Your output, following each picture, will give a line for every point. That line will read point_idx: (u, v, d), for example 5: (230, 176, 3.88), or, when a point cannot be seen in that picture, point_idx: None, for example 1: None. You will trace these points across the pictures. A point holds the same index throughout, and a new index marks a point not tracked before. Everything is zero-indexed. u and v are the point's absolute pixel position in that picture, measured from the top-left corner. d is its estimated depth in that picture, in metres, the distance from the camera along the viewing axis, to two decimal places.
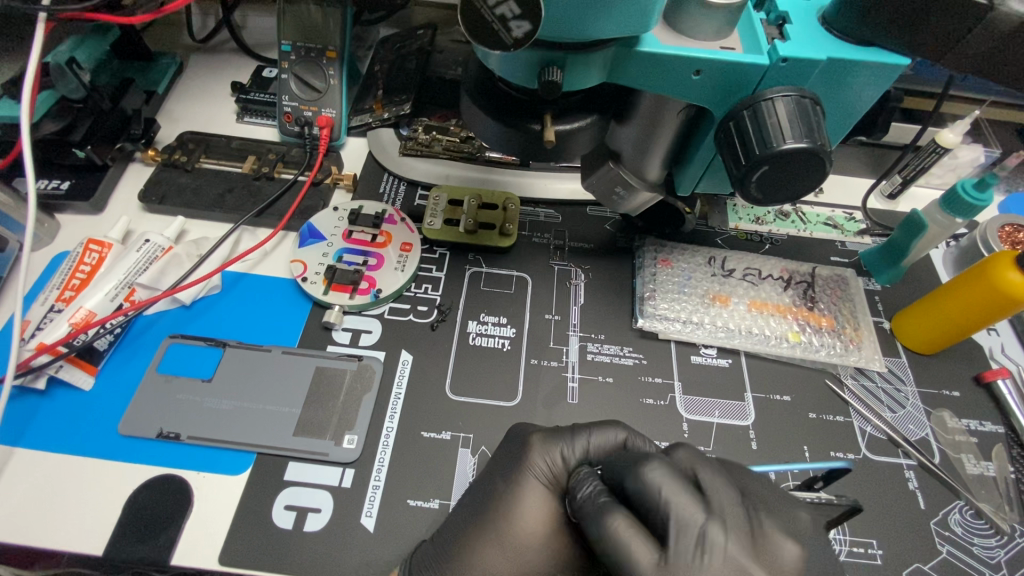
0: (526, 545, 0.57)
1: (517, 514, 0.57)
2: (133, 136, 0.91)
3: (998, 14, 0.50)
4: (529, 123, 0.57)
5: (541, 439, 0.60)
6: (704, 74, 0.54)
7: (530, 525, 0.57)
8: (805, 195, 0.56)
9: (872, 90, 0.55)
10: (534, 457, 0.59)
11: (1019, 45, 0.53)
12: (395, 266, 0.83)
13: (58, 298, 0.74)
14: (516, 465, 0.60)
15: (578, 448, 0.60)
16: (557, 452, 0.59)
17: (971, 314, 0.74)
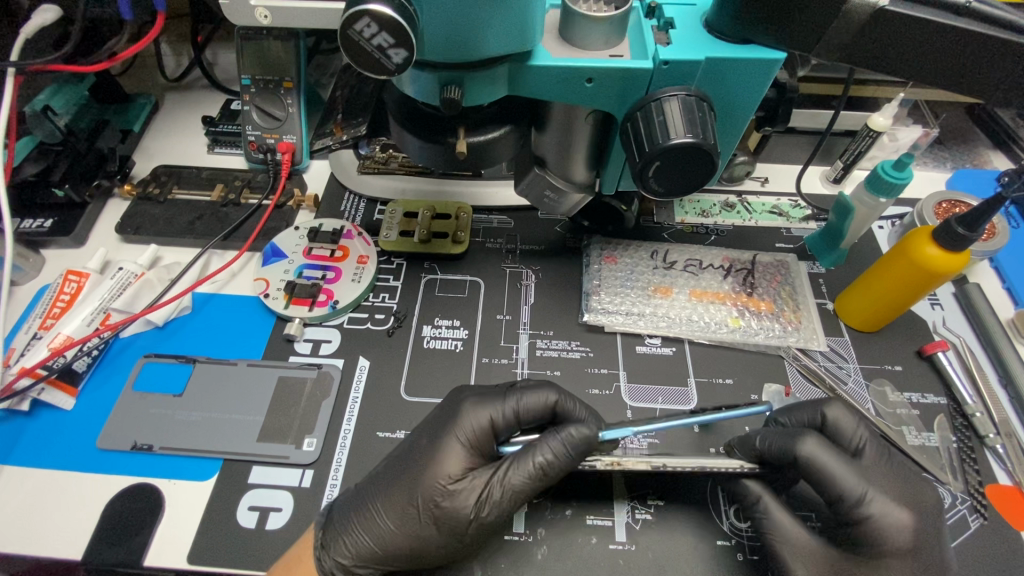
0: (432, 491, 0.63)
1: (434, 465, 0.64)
2: (110, 173, 0.97)
3: (851, 7, 0.57)
4: (445, 138, 0.62)
5: (472, 395, 0.69)
6: (597, 81, 0.59)
7: (441, 475, 0.63)
8: (703, 183, 0.60)
9: (756, 83, 0.59)
10: (464, 414, 0.66)
11: (881, 30, 0.59)
12: (351, 278, 0.88)
13: (40, 326, 0.81)
14: (448, 423, 0.66)
15: (506, 404, 0.68)
16: (484, 403, 0.67)
17: (900, 289, 0.77)
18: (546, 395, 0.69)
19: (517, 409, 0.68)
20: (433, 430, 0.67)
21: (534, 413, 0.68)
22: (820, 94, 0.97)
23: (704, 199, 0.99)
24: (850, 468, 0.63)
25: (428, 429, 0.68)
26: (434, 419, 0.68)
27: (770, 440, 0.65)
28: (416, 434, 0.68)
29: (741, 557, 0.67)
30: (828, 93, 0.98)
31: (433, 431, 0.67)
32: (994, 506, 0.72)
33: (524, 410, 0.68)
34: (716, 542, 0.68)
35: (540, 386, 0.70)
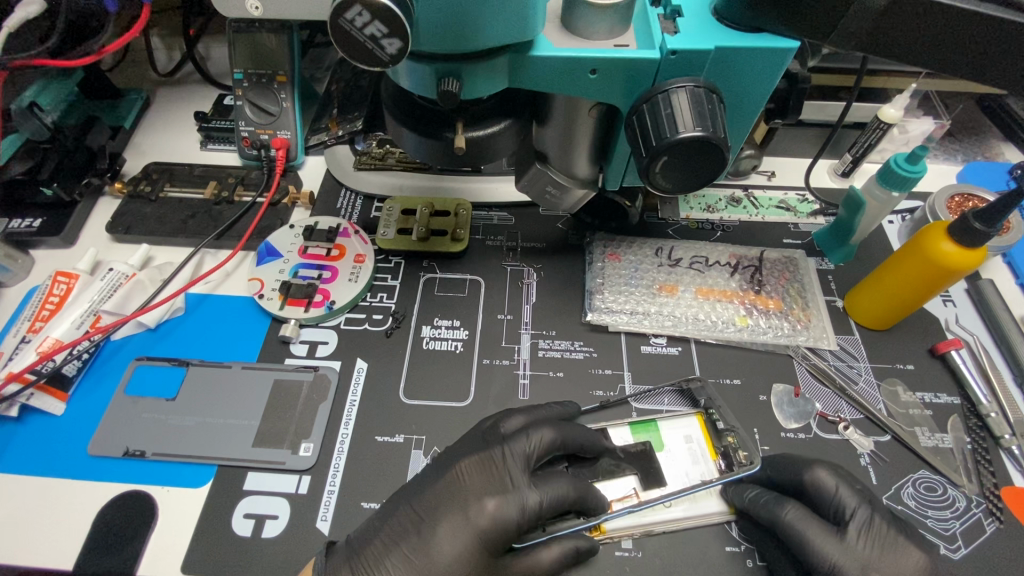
0: (434, 564, 0.59)
1: (434, 545, 0.60)
2: (100, 171, 0.95)
3: None
4: (442, 132, 0.60)
5: (495, 496, 0.62)
6: (601, 72, 0.56)
7: (444, 552, 0.60)
8: (712, 179, 0.58)
9: (767, 74, 0.57)
10: (480, 501, 0.62)
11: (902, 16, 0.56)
12: (348, 278, 0.86)
13: (29, 329, 0.79)
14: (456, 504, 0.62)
15: (531, 501, 0.63)
16: (511, 508, 0.62)
17: (914, 287, 0.74)
18: (568, 480, 0.65)
19: (543, 504, 0.63)
20: (455, 536, 0.60)
21: (558, 505, 0.64)
22: (829, 86, 0.95)
23: (709, 193, 0.96)
24: (827, 536, 0.61)
25: (447, 531, 0.61)
26: (454, 519, 0.61)
27: (756, 497, 0.65)
28: (429, 528, 0.61)
29: (751, 563, 0.66)
30: (838, 84, 0.96)
31: (454, 536, 0.60)
32: (1010, 510, 0.70)
33: (549, 505, 0.63)
34: (725, 548, 0.67)
35: (557, 478, 0.65)
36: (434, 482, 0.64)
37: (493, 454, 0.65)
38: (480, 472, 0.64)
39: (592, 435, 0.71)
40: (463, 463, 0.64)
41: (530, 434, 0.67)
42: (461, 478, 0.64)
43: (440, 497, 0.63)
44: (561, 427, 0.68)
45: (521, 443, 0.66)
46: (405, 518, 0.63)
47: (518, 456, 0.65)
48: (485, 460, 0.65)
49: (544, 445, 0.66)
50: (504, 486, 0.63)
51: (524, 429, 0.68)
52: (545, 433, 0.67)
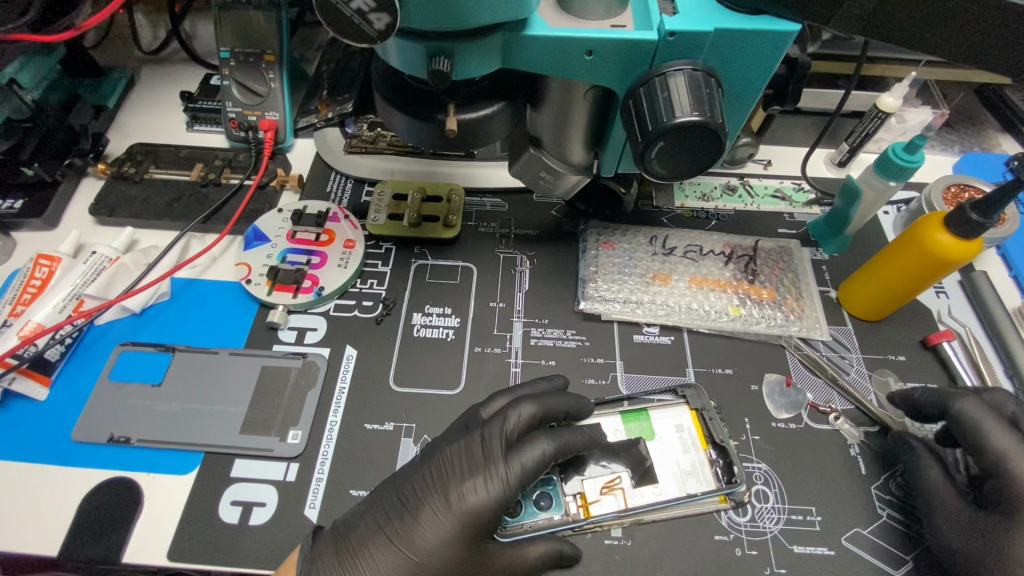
0: (422, 550, 0.59)
1: (420, 525, 0.60)
2: (82, 152, 0.93)
3: None
4: (433, 114, 0.58)
5: (475, 479, 0.61)
6: (597, 54, 0.55)
7: (429, 536, 0.60)
8: (709, 165, 0.56)
9: (768, 58, 0.56)
10: (466, 480, 0.61)
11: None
12: (338, 263, 0.84)
13: (9, 313, 0.77)
14: (441, 484, 0.62)
15: (510, 479, 0.62)
16: (492, 489, 0.61)
17: (908, 277, 0.74)
18: (546, 447, 0.64)
19: (524, 479, 0.62)
20: (438, 520, 0.60)
21: (540, 472, 0.63)
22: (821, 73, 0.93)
23: (705, 181, 0.95)
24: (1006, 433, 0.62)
25: (430, 516, 0.60)
26: (437, 507, 0.61)
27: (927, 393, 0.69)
28: (412, 514, 0.61)
29: (740, 552, 0.66)
30: (835, 71, 0.94)
31: (438, 521, 0.60)
32: None
33: (531, 479, 0.63)
34: (715, 536, 0.67)
35: (533, 436, 0.65)
36: (418, 470, 0.63)
37: (472, 438, 0.64)
38: (460, 458, 0.63)
39: (579, 401, 0.70)
40: (446, 451, 0.64)
41: (508, 413, 0.65)
42: (443, 464, 0.63)
43: (424, 483, 0.62)
44: (540, 398, 0.67)
45: (499, 423, 0.65)
46: (389, 505, 0.62)
47: (496, 438, 0.64)
48: (464, 445, 0.63)
49: (522, 421, 0.65)
50: (485, 465, 0.62)
51: (503, 409, 0.67)
52: (524, 409, 0.66)
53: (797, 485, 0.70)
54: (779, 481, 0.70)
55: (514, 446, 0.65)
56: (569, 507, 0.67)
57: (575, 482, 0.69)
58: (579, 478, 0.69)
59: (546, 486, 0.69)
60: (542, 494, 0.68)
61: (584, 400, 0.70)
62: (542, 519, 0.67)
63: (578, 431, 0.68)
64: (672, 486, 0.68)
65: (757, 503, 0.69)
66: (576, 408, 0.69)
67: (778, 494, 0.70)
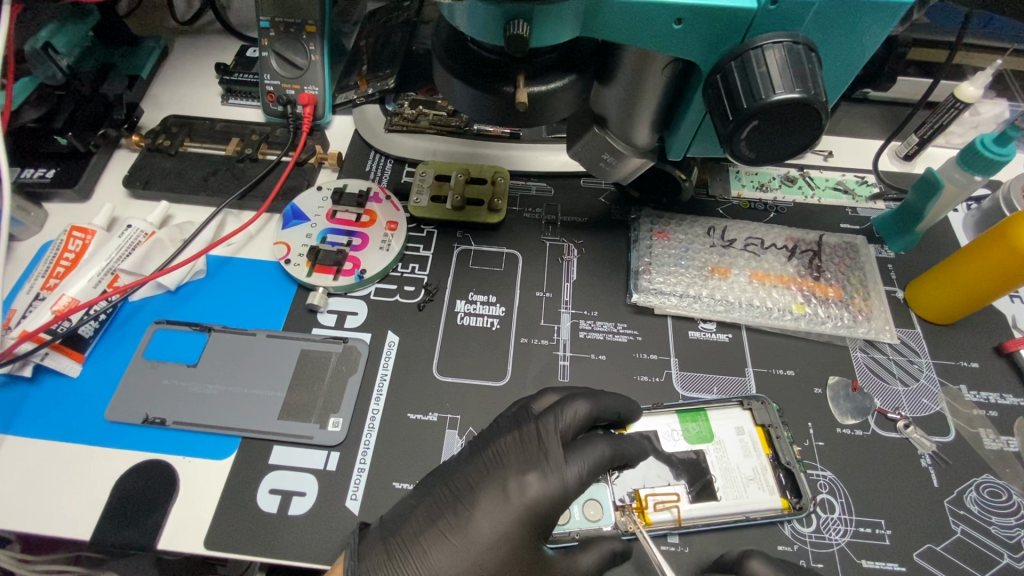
0: (477, 547, 0.56)
1: (474, 521, 0.56)
2: (116, 122, 0.89)
3: None
4: (501, 86, 0.54)
5: (533, 474, 0.58)
6: (686, 23, 0.50)
7: (486, 533, 0.56)
8: (804, 150, 0.52)
9: (875, 30, 0.51)
10: (522, 477, 0.58)
11: None
12: (380, 246, 0.81)
13: (43, 286, 0.75)
14: (495, 479, 0.58)
15: (570, 476, 0.59)
16: (551, 485, 0.58)
17: (990, 279, 0.69)
18: (605, 448, 0.61)
19: (583, 481, 0.59)
20: (495, 515, 0.57)
21: (598, 474, 0.61)
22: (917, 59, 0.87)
23: (763, 171, 0.91)
24: None
25: (485, 509, 0.57)
26: (494, 499, 0.57)
27: None
28: (466, 509, 0.57)
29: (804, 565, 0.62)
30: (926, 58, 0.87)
31: (494, 515, 0.57)
32: None
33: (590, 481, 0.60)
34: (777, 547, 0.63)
35: (591, 439, 0.62)
36: (470, 461, 0.60)
37: (528, 430, 0.60)
38: (516, 450, 0.60)
39: (631, 402, 0.67)
40: (499, 442, 0.60)
41: (564, 408, 0.62)
42: (500, 455, 0.60)
43: (478, 475, 0.59)
44: (595, 398, 0.63)
45: (555, 418, 0.61)
46: (441, 497, 0.59)
47: (553, 433, 0.60)
48: (520, 437, 0.60)
49: (578, 420, 0.61)
50: (542, 461, 0.59)
51: (558, 402, 0.63)
52: (580, 406, 0.62)
53: (864, 495, 0.66)
54: (848, 490, 0.66)
55: (571, 444, 0.61)
56: (620, 516, 0.63)
57: (626, 489, 0.65)
58: (630, 485, 0.65)
59: (594, 494, 0.65)
60: (590, 501, 0.65)
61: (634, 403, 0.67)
62: (590, 528, 0.64)
63: (633, 440, 0.65)
64: (733, 494, 0.64)
65: (823, 513, 0.65)
66: (629, 410, 0.65)
67: (845, 505, 0.65)
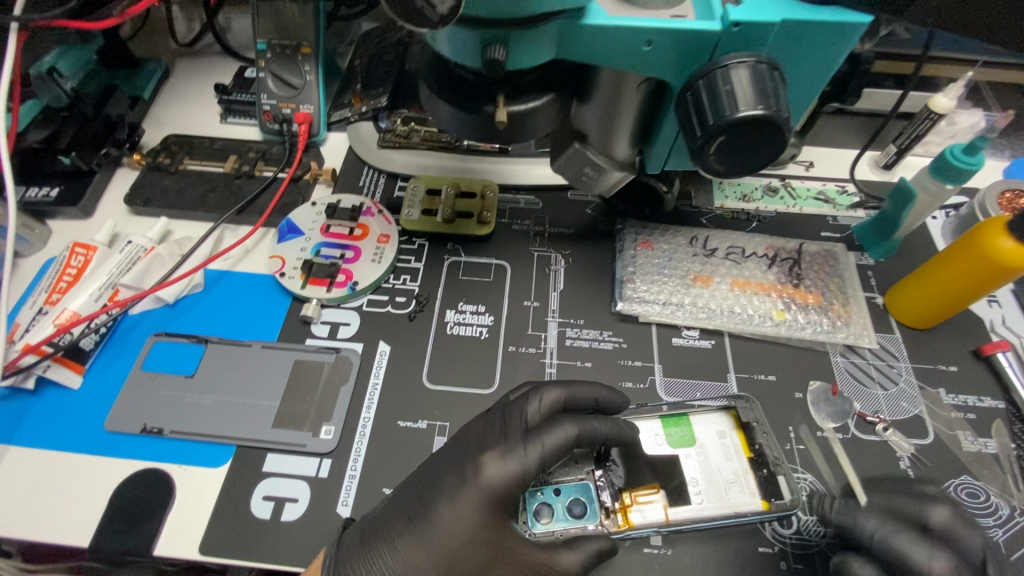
0: (437, 524, 0.59)
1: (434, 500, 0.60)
2: (119, 142, 0.93)
3: None
4: (482, 106, 0.56)
5: (491, 453, 0.60)
6: (655, 44, 0.53)
7: (444, 510, 0.59)
8: (771, 162, 0.54)
9: (835, 50, 0.53)
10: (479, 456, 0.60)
11: None
12: (372, 258, 0.83)
13: (45, 300, 0.77)
14: (456, 459, 0.62)
15: (528, 456, 0.60)
16: (509, 464, 0.59)
17: (963, 285, 0.71)
18: (567, 428, 0.61)
19: (544, 460, 0.60)
20: (454, 493, 0.59)
21: (562, 456, 0.61)
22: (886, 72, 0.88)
23: (745, 182, 0.93)
24: None
25: (446, 488, 0.60)
26: (452, 486, 0.60)
27: None
28: (432, 497, 0.60)
29: (784, 566, 0.63)
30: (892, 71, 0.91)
31: (452, 493, 0.60)
32: None
33: (553, 461, 0.60)
34: (758, 548, 0.64)
35: (555, 420, 0.63)
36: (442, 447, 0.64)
37: (494, 416, 0.64)
38: (481, 432, 0.63)
39: (608, 391, 0.69)
40: (468, 428, 0.65)
41: (531, 395, 0.65)
42: (465, 439, 0.63)
43: (444, 457, 0.63)
44: (567, 385, 0.67)
45: (521, 404, 0.64)
46: (411, 479, 0.63)
47: (517, 417, 0.63)
48: (486, 422, 0.64)
49: (542, 405, 0.64)
50: (502, 441, 0.61)
51: (531, 392, 0.66)
52: (546, 394, 0.65)
53: (844, 497, 0.67)
54: (829, 492, 0.68)
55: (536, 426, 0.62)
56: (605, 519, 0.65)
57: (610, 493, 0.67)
58: (614, 489, 0.67)
59: (580, 492, 0.66)
60: (576, 500, 0.66)
61: (615, 392, 0.69)
62: (574, 527, 0.64)
63: (608, 421, 0.65)
64: (715, 496, 0.66)
65: (803, 515, 0.66)
66: (606, 398, 0.68)
67: (825, 507, 0.67)
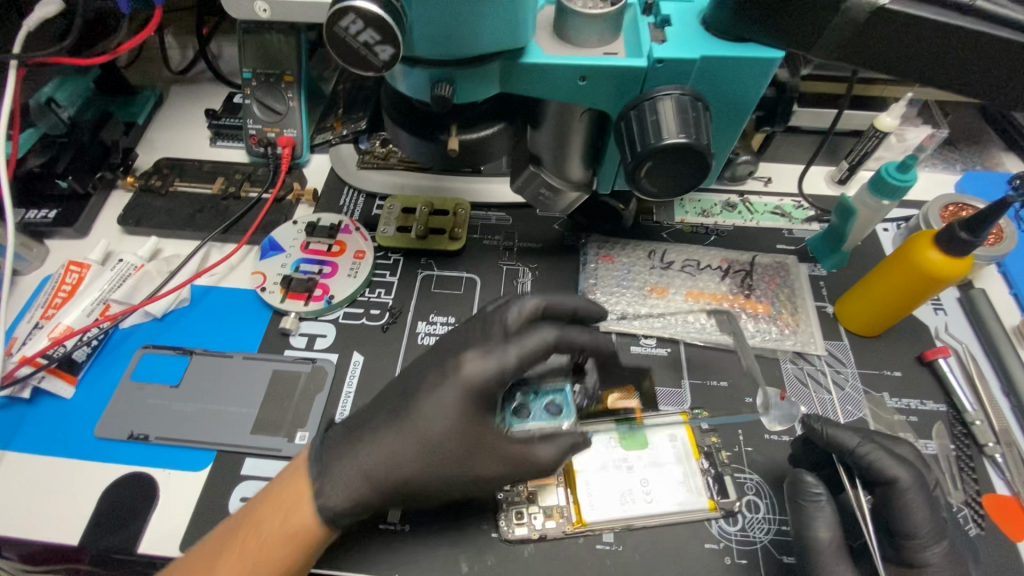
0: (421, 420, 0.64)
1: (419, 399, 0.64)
2: (114, 166, 0.99)
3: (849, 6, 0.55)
4: (437, 135, 0.62)
5: (472, 353, 0.64)
6: (590, 79, 0.58)
7: (428, 409, 0.64)
8: (699, 183, 0.59)
9: (754, 82, 0.59)
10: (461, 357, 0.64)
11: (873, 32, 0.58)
12: (348, 273, 0.88)
13: (41, 315, 0.83)
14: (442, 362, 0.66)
15: (506, 356, 0.63)
16: (488, 362, 0.63)
17: (901, 294, 0.75)
18: (546, 333, 0.64)
19: (522, 359, 0.62)
20: (437, 392, 0.64)
21: (539, 359, 0.63)
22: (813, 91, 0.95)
23: (705, 198, 0.98)
24: None
25: (430, 390, 0.64)
26: (434, 381, 0.64)
27: None
28: (415, 394, 0.65)
29: (729, 560, 0.67)
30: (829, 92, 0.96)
31: (436, 392, 0.64)
32: (991, 518, 0.71)
33: (531, 361, 0.63)
34: (704, 544, 0.68)
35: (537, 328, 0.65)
36: (430, 356, 0.69)
37: (477, 324, 0.68)
38: (464, 338, 0.68)
39: (590, 303, 0.74)
40: (454, 337, 0.69)
41: (513, 303, 0.68)
42: (450, 346, 0.68)
43: (431, 362, 0.68)
44: (548, 296, 0.71)
45: (502, 311, 0.68)
46: (401, 388, 0.68)
47: (498, 321, 0.67)
48: (471, 328, 0.68)
49: (522, 311, 0.67)
50: (484, 344, 0.65)
51: (512, 302, 0.70)
52: (528, 302, 0.68)
53: (788, 495, 0.71)
54: (773, 491, 0.72)
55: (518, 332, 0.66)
56: (559, 518, 0.69)
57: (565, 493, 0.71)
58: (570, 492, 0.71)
59: (558, 394, 0.69)
60: (553, 400, 0.69)
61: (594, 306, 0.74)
62: (551, 425, 0.67)
63: (586, 334, 0.69)
64: (665, 496, 0.70)
65: (748, 513, 0.70)
66: (585, 308, 0.73)
67: (770, 505, 0.71)
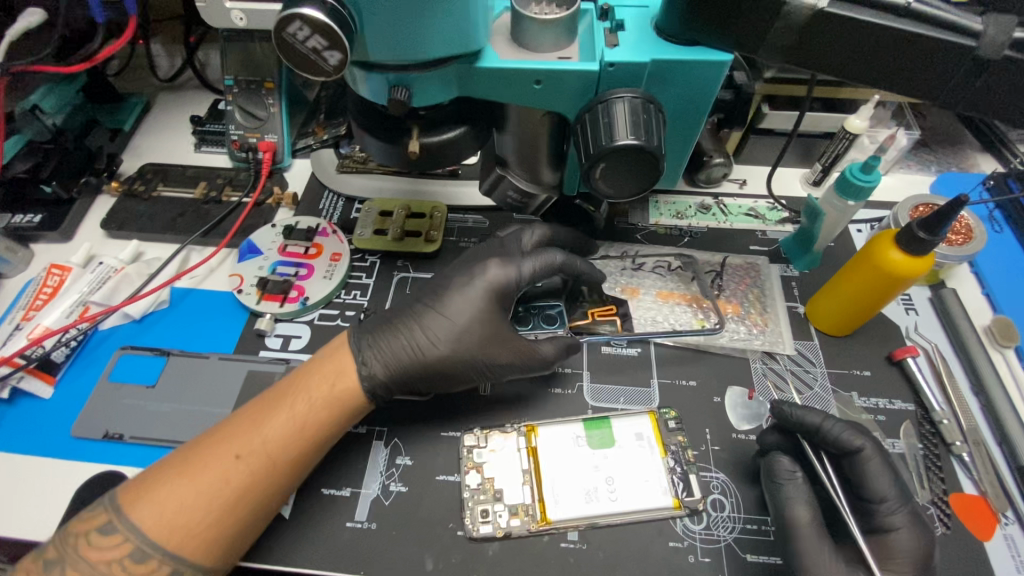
0: (452, 314, 0.73)
1: (448, 294, 0.74)
2: (97, 171, 1.01)
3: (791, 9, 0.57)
4: (398, 138, 0.63)
5: (495, 259, 0.77)
6: (545, 83, 0.60)
7: (459, 302, 0.74)
8: (653, 182, 0.60)
9: (706, 84, 0.61)
10: (483, 264, 0.76)
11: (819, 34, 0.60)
12: (323, 275, 0.89)
13: (22, 317, 0.85)
14: (465, 267, 0.77)
15: (524, 265, 0.76)
16: (508, 266, 0.76)
17: (865, 293, 0.76)
18: (554, 253, 0.78)
19: (535, 273, 0.77)
20: (465, 289, 0.74)
21: (549, 273, 0.78)
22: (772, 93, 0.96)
23: (680, 200, 0.99)
24: None
25: (458, 289, 0.75)
26: (461, 281, 0.75)
27: None
28: (445, 291, 0.75)
29: (692, 558, 0.68)
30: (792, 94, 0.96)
31: (464, 290, 0.74)
32: (957, 516, 0.71)
33: (542, 273, 0.77)
34: (668, 543, 0.68)
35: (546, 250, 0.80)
36: (450, 269, 0.80)
37: (494, 243, 0.81)
38: (484, 250, 0.79)
39: (581, 239, 0.88)
40: (471, 252, 0.80)
41: (525, 234, 0.82)
42: (471, 258, 0.79)
43: (453, 269, 0.78)
44: (551, 228, 0.85)
45: (517, 238, 0.81)
46: (424, 291, 0.78)
47: (514, 243, 0.80)
48: (488, 246, 0.80)
49: (535, 237, 0.82)
50: (505, 254, 0.78)
51: (521, 231, 0.83)
52: (536, 230, 0.83)
53: (754, 494, 0.72)
54: (739, 490, 0.72)
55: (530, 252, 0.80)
56: (524, 516, 0.69)
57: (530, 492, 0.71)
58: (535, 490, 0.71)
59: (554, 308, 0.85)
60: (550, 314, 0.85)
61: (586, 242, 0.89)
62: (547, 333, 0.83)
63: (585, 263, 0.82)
64: (629, 494, 0.70)
65: (713, 512, 0.70)
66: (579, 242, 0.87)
67: (735, 503, 0.71)
